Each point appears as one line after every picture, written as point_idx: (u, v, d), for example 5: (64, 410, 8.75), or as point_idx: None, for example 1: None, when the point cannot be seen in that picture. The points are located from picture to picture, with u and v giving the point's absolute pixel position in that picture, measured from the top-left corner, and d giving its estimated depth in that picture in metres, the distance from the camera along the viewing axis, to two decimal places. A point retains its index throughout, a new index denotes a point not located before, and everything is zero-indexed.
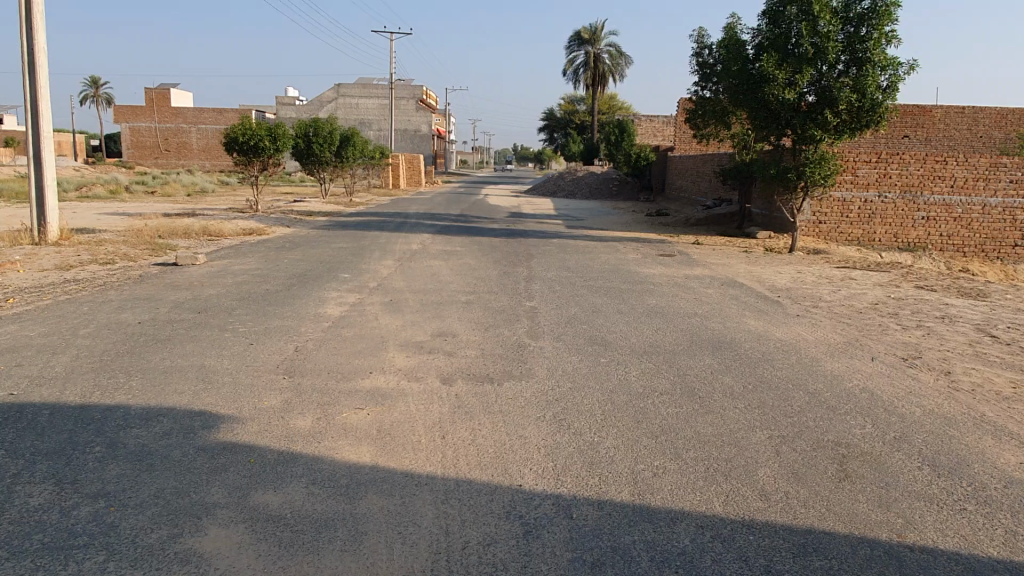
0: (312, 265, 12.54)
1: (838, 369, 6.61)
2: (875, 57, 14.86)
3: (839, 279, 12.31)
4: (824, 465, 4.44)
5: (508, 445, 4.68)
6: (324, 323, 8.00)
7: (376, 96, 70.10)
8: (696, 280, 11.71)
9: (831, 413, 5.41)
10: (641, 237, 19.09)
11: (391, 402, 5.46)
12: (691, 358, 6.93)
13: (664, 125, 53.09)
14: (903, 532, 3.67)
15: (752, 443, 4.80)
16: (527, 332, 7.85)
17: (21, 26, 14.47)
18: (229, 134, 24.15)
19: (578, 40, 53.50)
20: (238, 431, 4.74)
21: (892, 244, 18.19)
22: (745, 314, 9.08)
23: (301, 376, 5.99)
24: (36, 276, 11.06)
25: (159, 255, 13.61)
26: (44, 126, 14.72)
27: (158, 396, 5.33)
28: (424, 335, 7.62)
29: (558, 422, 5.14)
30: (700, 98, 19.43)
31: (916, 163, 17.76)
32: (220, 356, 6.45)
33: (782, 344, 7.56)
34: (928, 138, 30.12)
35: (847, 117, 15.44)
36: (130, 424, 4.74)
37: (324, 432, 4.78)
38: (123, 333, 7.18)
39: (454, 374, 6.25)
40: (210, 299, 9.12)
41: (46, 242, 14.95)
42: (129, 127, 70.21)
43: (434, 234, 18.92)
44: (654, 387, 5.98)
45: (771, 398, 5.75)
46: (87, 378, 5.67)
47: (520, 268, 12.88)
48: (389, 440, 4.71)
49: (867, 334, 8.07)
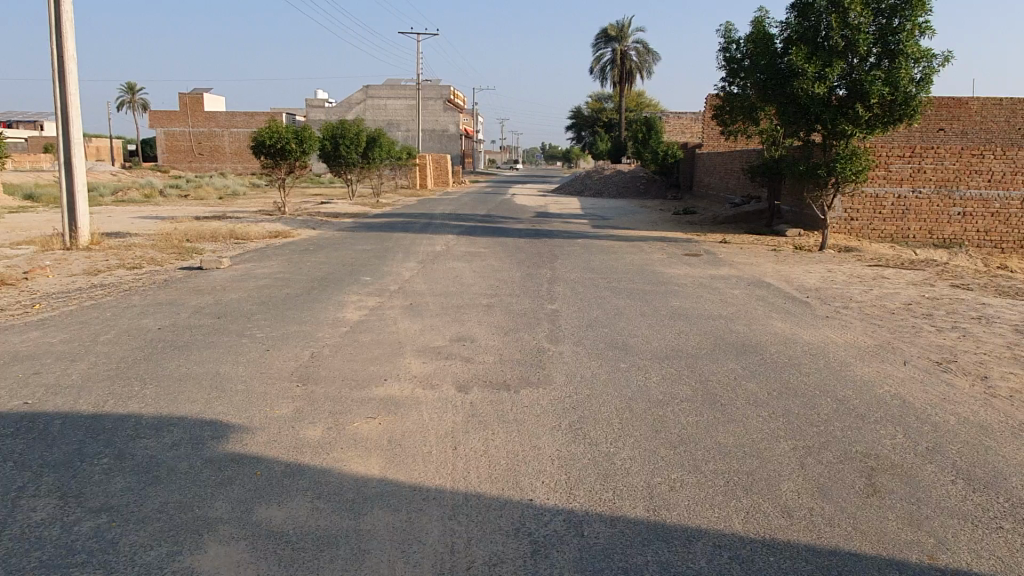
0: (335, 267, 12.55)
1: (868, 374, 6.36)
2: (908, 48, 14.42)
3: (871, 278, 11.95)
4: (851, 479, 4.23)
5: (521, 456, 4.55)
6: (342, 328, 7.94)
7: (404, 97, 70.45)
8: (723, 281, 11.45)
9: (860, 421, 5.17)
10: (668, 236, 18.82)
11: (404, 411, 5.36)
12: (714, 363, 6.73)
13: (693, 121, 52.43)
14: (934, 554, 3.46)
15: (775, 454, 4.60)
16: (547, 336, 7.72)
17: (51, 34, 14.73)
18: (257, 138, 24.36)
19: (605, 37, 53.13)
20: (247, 441, 4.70)
21: (928, 240, 17.64)
22: (772, 315, 8.82)
23: (315, 383, 5.93)
24: (64, 281, 11.23)
25: (185, 259, 13.75)
26: (74, 132, 14.96)
27: (170, 405, 5.31)
28: (442, 340, 7.52)
29: (573, 431, 4.99)
30: (728, 94, 19.06)
31: (951, 157, 17.22)
32: (236, 363, 6.43)
33: (810, 347, 7.32)
34: (964, 131, 29.28)
35: (880, 112, 14.99)
36: (140, 434, 4.73)
37: (334, 443, 4.70)
38: (142, 340, 7.22)
39: (470, 381, 6.13)
40: (231, 304, 9.14)
41: (77, 248, 15.19)
42: (163, 132, 71.56)
43: (459, 235, 18.84)
44: (675, 394, 5.79)
45: (797, 406, 5.53)
46: (103, 386, 5.69)
47: (543, 269, 12.74)
48: (399, 451, 4.61)
49: (900, 337, 7.76)
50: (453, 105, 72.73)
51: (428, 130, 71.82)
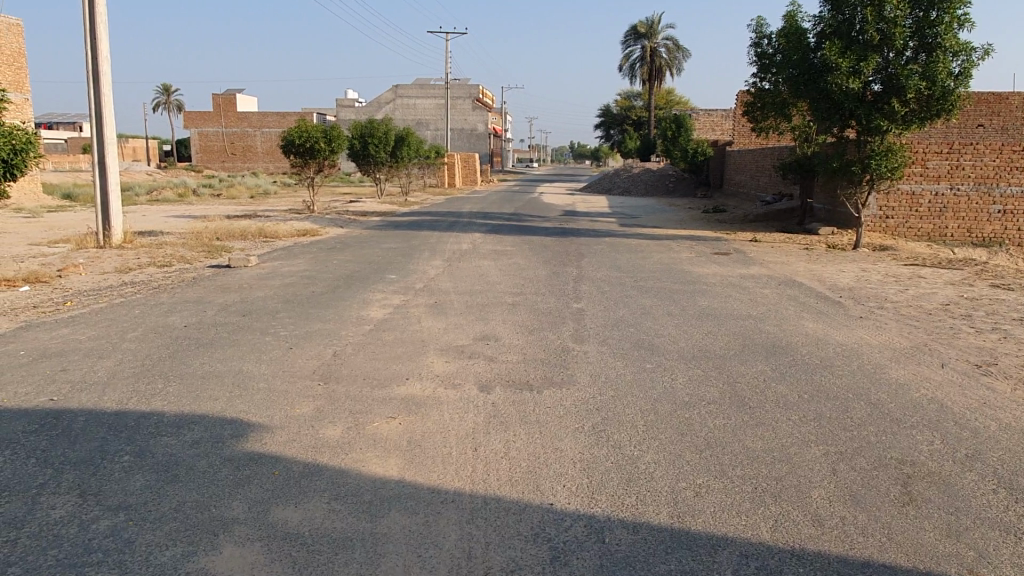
0: (361, 266, 12.57)
1: (903, 377, 6.14)
2: (946, 41, 14.01)
3: (907, 277, 11.62)
4: (886, 487, 4.05)
5: (542, 459, 4.46)
6: (366, 326, 7.93)
7: (433, 96, 70.70)
8: (753, 280, 11.22)
9: (895, 426, 4.98)
10: (697, 234, 18.55)
11: (424, 412, 5.30)
12: (743, 364, 6.56)
13: (723, 118, 51.78)
14: (975, 568, 3.28)
15: (806, 459, 4.44)
16: (572, 335, 7.61)
17: (85, 36, 14.98)
18: (286, 137, 24.57)
19: (634, 34, 52.71)
20: (267, 440, 4.68)
21: (966, 239, 17.13)
22: (804, 316, 8.60)
23: (337, 382, 5.90)
24: (97, 279, 11.41)
25: (214, 257, 13.91)
26: (107, 132, 15.20)
27: (193, 402, 5.33)
28: (466, 339, 7.46)
29: (596, 433, 4.88)
30: (759, 90, 18.71)
31: (991, 153, 16.71)
32: (260, 361, 6.44)
33: (843, 349, 7.10)
34: (1005, 127, 28.47)
35: (916, 107, 14.58)
36: (162, 432, 4.74)
37: (353, 443, 4.66)
38: (169, 337, 7.28)
39: (492, 381, 6.04)
40: (257, 302, 9.19)
41: (110, 246, 15.45)
42: (197, 132, 72.77)
43: (486, 233, 18.77)
44: (702, 396, 5.65)
45: (828, 409, 5.34)
46: (127, 383, 5.73)
47: (570, 268, 12.62)
48: (418, 452, 4.54)
49: (938, 338, 7.50)
50: (481, 104, 72.83)
51: (457, 129, 72.00)
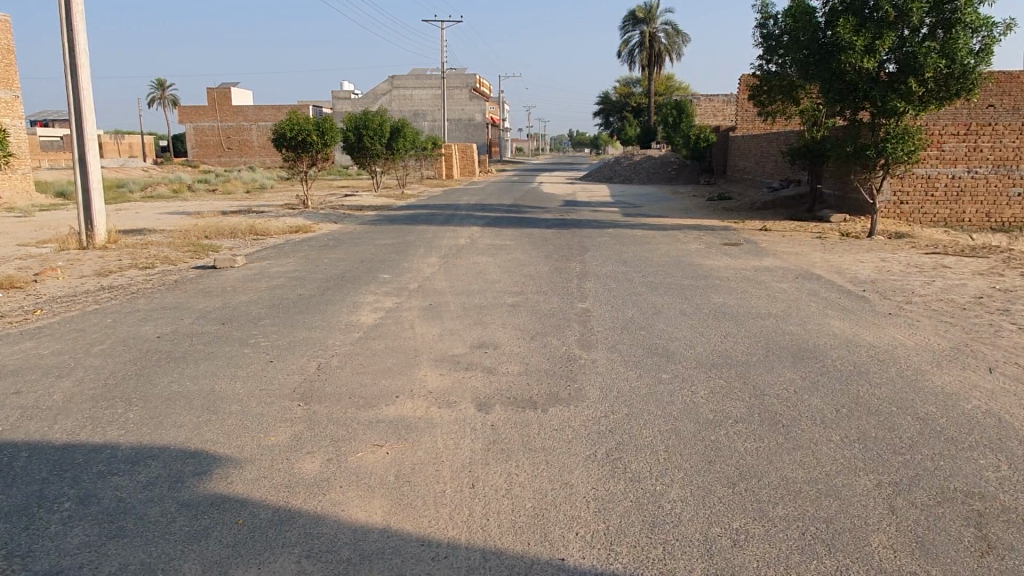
0: (353, 264, 11.93)
1: (950, 386, 5.52)
2: (966, 17, 13.32)
3: (931, 267, 10.97)
4: (957, 530, 3.45)
5: (550, 498, 3.84)
6: (355, 334, 7.29)
7: (431, 87, 69.84)
8: (768, 273, 10.58)
9: (953, 448, 4.37)
10: (703, 224, 17.90)
11: (415, 437, 4.68)
12: (769, 372, 5.94)
13: (725, 104, 51.02)
14: None
15: (857, 492, 3.83)
16: (578, 341, 6.99)
17: (62, 27, 14.24)
18: (277, 130, 23.87)
19: (633, 19, 51.86)
20: (234, 478, 4.05)
21: (984, 224, 16.48)
22: (828, 314, 7.96)
23: (318, 403, 5.27)
24: (73, 283, 10.79)
25: (199, 257, 13.28)
26: (87, 128, 14.50)
27: (154, 430, 4.71)
28: (463, 347, 6.83)
29: (612, 463, 4.26)
30: (766, 73, 18.01)
31: (1011, 134, 16.05)
32: (234, 378, 5.81)
33: (875, 352, 6.49)
34: (1017, 108, 27.77)
35: (934, 87, 13.90)
36: (113, 470, 4.12)
37: (331, 480, 4.04)
38: (137, 351, 6.64)
39: (491, 398, 5.41)
40: (239, 307, 8.56)
41: (93, 247, 14.78)
42: (193, 127, 72.01)
43: (484, 227, 18.09)
44: (727, 413, 5.02)
45: (873, 427, 4.72)
46: (82, 410, 5.10)
47: (573, 263, 11.98)
48: (406, 491, 3.92)
49: (977, 338, 6.87)
50: (479, 94, 72.02)
51: (455, 120, 71.22)
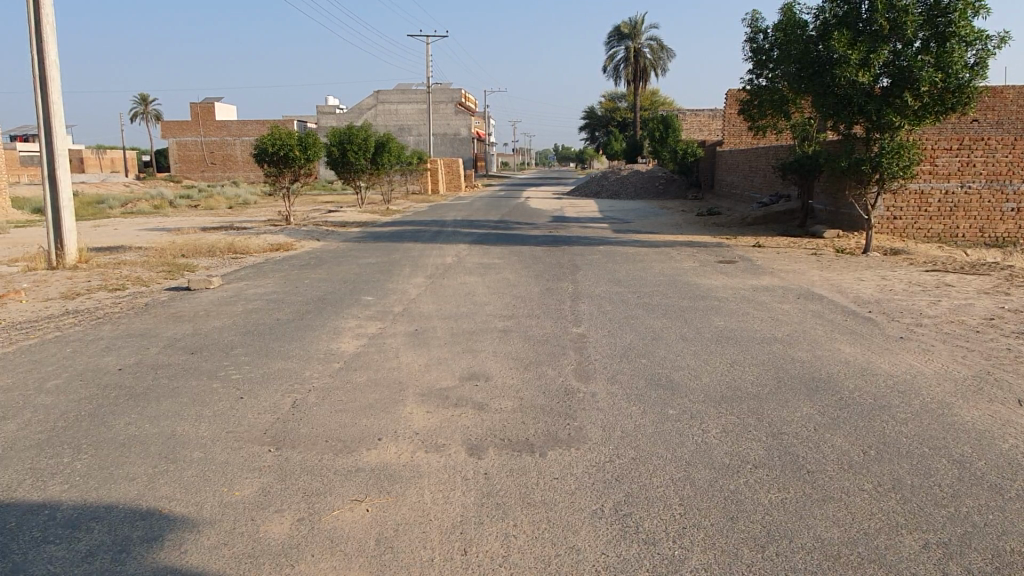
0: (334, 286, 11.37)
1: (981, 421, 5.11)
2: (961, 30, 13.05)
3: (934, 285, 10.67)
4: None
5: (555, 568, 3.35)
6: (334, 364, 6.77)
7: (416, 102, 69.61)
8: (767, 293, 10.18)
9: (999, 499, 3.92)
10: (695, 240, 17.54)
11: (400, 490, 4.15)
12: (784, 406, 5.49)
13: (710, 119, 51.37)
14: None
15: (905, 559, 3.38)
16: (576, 371, 6.50)
17: (30, 38, 13.55)
18: (258, 145, 23.22)
19: (618, 35, 51.77)
20: (193, 545, 3.53)
21: (978, 239, 16.25)
22: (836, 338, 7.56)
23: (291, 448, 4.74)
24: (38, 307, 10.18)
25: (173, 278, 12.68)
26: (56, 142, 13.79)
27: (102, 486, 4.16)
28: (452, 379, 6.32)
29: (623, 520, 3.77)
30: (756, 88, 17.77)
31: (1003, 148, 15.86)
32: (200, 420, 5.24)
33: (894, 380, 6.09)
34: (1000, 122, 28.09)
35: (929, 101, 13.64)
36: (48, 538, 3.57)
37: (302, 547, 3.52)
38: (93, 387, 6.04)
39: (483, 440, 4.89)
40: (212, 334, 8.01)
41: (63, 266, 14.10)
42: (176, 142, 71.24)
43: (471, 243, 17.60)
44: (745, 457, 4.56)
45: (907, 473, 4.27)
46: (22, 461, 4.51)
47: (565, 282, 11.52)
48: (388, 561, 3.41)
49: (998, 364, 6.49)
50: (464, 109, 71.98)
51: (440, 135, 70.98)
